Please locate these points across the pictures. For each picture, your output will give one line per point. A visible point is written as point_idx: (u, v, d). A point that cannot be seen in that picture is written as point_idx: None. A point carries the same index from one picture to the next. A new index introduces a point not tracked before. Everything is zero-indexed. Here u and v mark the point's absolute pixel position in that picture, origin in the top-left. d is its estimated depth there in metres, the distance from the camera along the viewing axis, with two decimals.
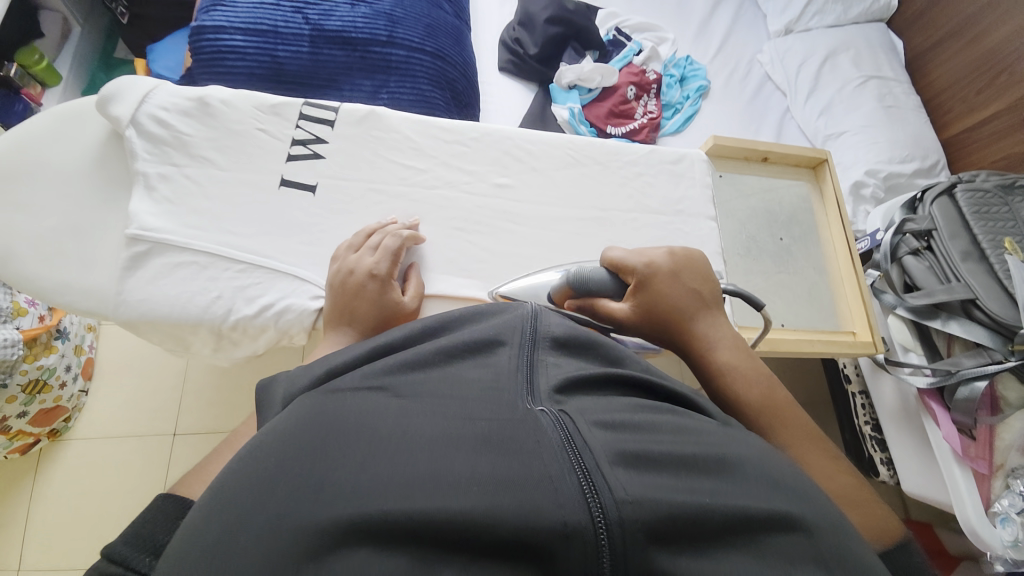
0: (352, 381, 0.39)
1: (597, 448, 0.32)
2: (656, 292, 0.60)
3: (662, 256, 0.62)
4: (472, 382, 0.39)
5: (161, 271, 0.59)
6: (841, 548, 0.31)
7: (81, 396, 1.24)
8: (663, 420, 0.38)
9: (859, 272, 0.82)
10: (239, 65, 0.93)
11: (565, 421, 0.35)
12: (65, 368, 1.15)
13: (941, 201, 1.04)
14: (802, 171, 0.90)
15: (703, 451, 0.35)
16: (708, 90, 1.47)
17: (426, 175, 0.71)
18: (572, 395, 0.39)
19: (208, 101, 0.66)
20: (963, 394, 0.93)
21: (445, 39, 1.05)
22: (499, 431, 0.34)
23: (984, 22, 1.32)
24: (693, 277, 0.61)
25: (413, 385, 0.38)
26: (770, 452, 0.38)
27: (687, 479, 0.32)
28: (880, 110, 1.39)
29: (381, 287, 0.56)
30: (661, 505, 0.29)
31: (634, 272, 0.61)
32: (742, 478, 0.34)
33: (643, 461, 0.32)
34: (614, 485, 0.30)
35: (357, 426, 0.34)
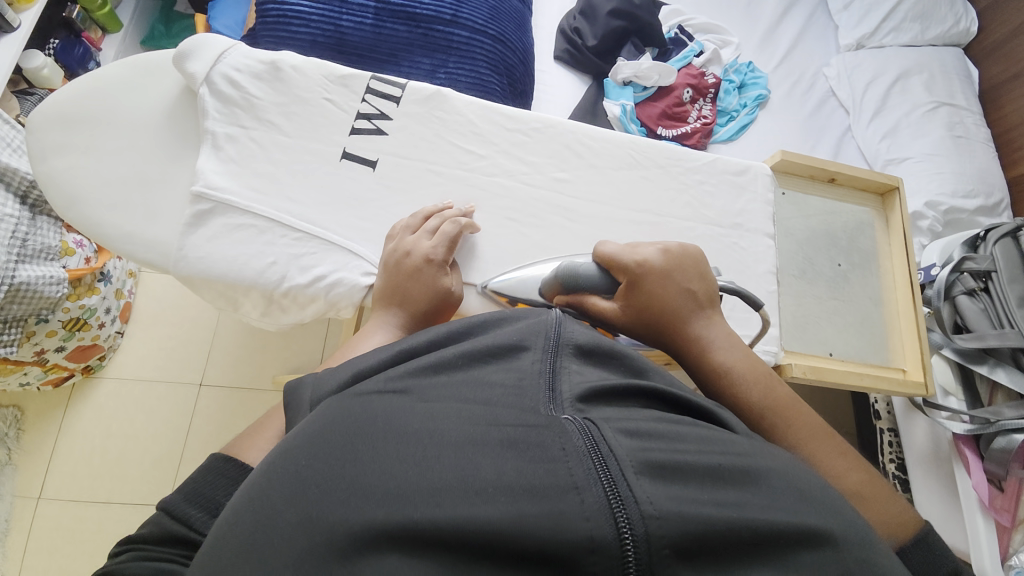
0: (372, 385, 0.38)
1: (623, 456, 0.30)
2: (648, 292, 0.58)
3: (654, 255, 0.59)
4: (494, 386, 0.37)
5: (220, 231, 0.60)
6: (866, 558, 0.30)
7: (117, 337, 1.29)
8: (690, 431, 0.35)
9: (918, 308, 0.79)
10: (302, 31, 0.93)
11: (591, 427, 0.33)
12: (105, 310, 1.19)
13: (1005, 242, 0.99)
14: (868, 197, 0.86)
15: (732, 463, 0.33)
16: (767, 100, 1.42)
17: (484, 162, 0.70)
18: (597, 403, 0.37)
19: (279, 66, 0.66)
20: (999, 444, 0.90)
21: (508, 23, 1.03)
22: (520, 430, 0.32)
23: None
24: (687, 277, 0.59)
25: (435, 389, 0.37)
26: (800, 465, 0.36)
27: (716, 492, 0.31)
28: (948, 139, 1.33)
29: (438, 272, 0.56)
30: (690, 521, 0.28)
31: (624, 270, 0.59)
32: (772, 491, 0.32)
33: (671, 474, 0.31)
34: (640, 496, 0.28)
35: (380, 421, 0.33)
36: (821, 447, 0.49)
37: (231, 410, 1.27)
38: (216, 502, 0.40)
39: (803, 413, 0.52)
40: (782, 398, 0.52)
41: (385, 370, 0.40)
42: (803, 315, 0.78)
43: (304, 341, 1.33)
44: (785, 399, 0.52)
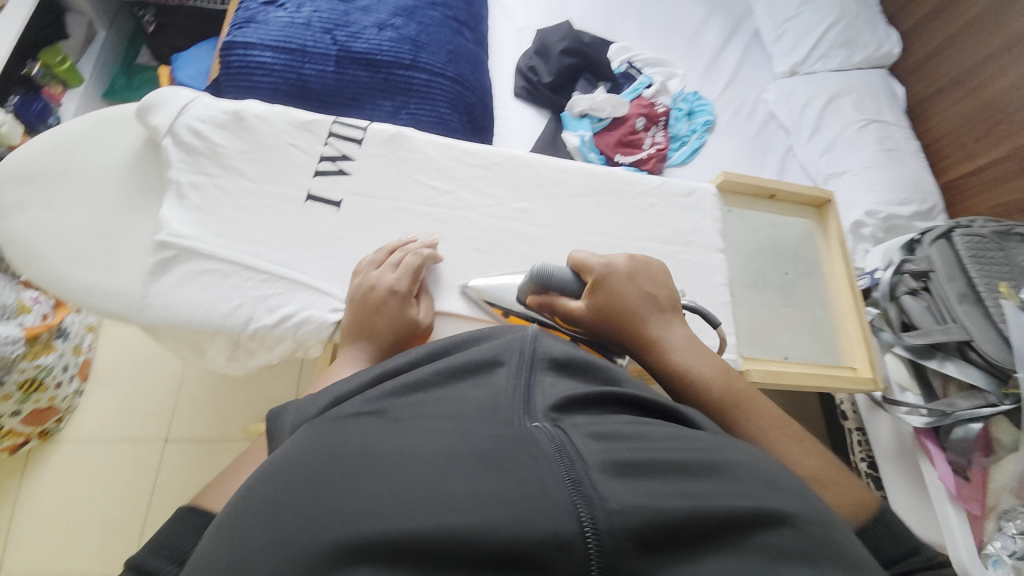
0: (350, 409, 0.38)
1: (589, 459, 0.32)
2: (615, 291, 0.61)
3: (620, 259, 0.63)
4: (469, 401, 0.38)
5: (185, 277, 0.60)
6: (826, 538, 0.32)
7: (75, 396, 1.24)
8: (657, 430, 0.37)
9: (860, 309, 0.84)
10: (265, 80, 0.96)
11: (560, 435, 0.34)
12: (62, 368, 1.15)
13: (939, 244, 1.05)
14: (808, 210, 0.93)
15: (696, 457, 0.35)
16: (715, 125, 1.52)
17: (447, 196, 0.73)
18: (569, 411, 0.38)
19: (242, 115, 0.68)
20: (958, 434, 0.95)
21: (465, 65, 1.09)
22: (491, 444, 0.34)
23: (987, 71, 1.36)
24: (649, 278, 0.63)
25: (410, 409, 0.38)
26: (762, 455, 0.38)
27: (678, 484, 0.33)
28: (881, 153, 1.44)
29: (402, 304, 0.58)
30: (652, 514, 0.30)
31: (592, 272, 0.62)
32: (731, 480, 0.34)
33: (636, 472, 0.32)
34: (604, 493, 0.30)
35: (357, 445, 0.34)
36: (781, 438, 0.52)
37: (202, 462, 1.23)
38: (183, 551, 0.40)
39: (765, 406, 0.55)
40: (744, 392, 0.55)
41: (362, 393, 0.41)
42: (759, 323, 0.82)
43: (278, 384, 1.31)
44: (746, 393, 0.55)
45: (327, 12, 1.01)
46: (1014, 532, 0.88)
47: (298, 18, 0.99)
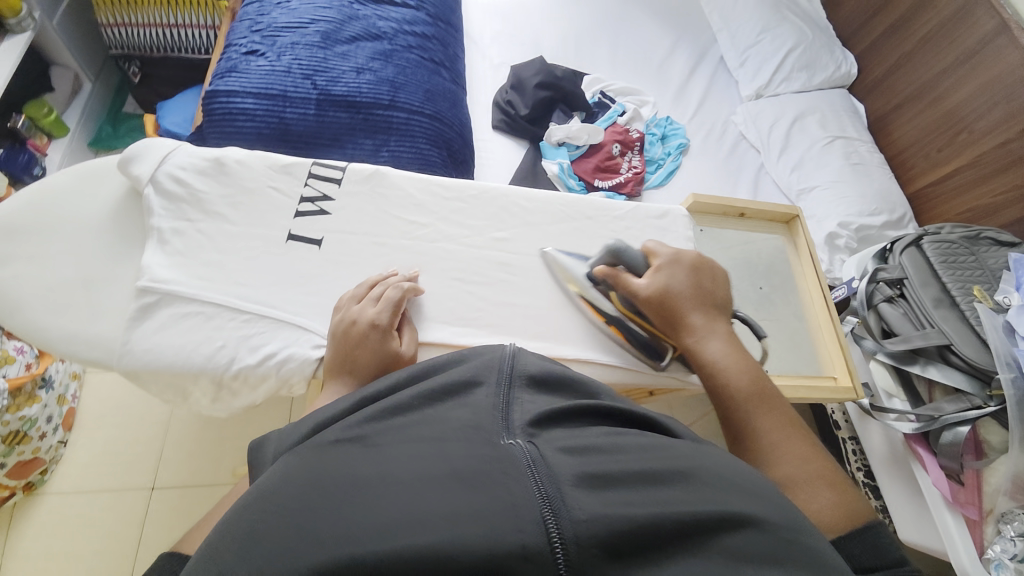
0: (331, 436, 0.38)
1: (559, 472, 0.33)
2: (676, 278, 0.69)
3: (689, 254, 0.71)
4: (449, 420, 0.39)
5: (167, 321, 0.61)
6: (789, 538, 0.33)
7: (60, 447, 1.21)
8: (631, 440, 0.38)
9: (834, 319, 0.87)
10: (248, 125, 0.99)
11: (533, 450, 0.35)
12: (47, 418, 1.13)
13: (910, 251, 1.07)
14: (777, 226, 0.97)
15: (667, 465, 0.36)
16: (688, 147, 1.58)
17: (426, 230, 0.75)
18: (547, 427, 0.39)
19: (224, 161, 0.70)
20: (947, 438, 0.93)
21: (443, 103, 1.13)
22: (467, 462, 0.34)
23: (943, 85, 1.41)
24: (708, 276, 0.71)
25: (387, 433, 0.38)
26: (732, 461, 0.40)
27: (648, 492, 0.34)
28: (847, 167, 1.49)
29: (383, 337, 0.59)
30: (619, 522, 0.31)
31: (660, 257, 0.71)
32: (701, 487, 0.35)
33: (607, 483, 0.33)
34: (572, 504, 0.31)
35: (336, 471, 0.34)
36: (793, 437, 0.56)
37: (188, 510, 1.19)
38: None
39: (784, 409, 0.59)
40: (769, 391, 0.61)
41: (342, 419, 0.41)
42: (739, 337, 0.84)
43: (266, 424, 1.29)
44: (772, 392, 0.60)
45: (307, 59, 1.05)
46: (1014, 535, 0.89)
47: (278, 66, 1.03)
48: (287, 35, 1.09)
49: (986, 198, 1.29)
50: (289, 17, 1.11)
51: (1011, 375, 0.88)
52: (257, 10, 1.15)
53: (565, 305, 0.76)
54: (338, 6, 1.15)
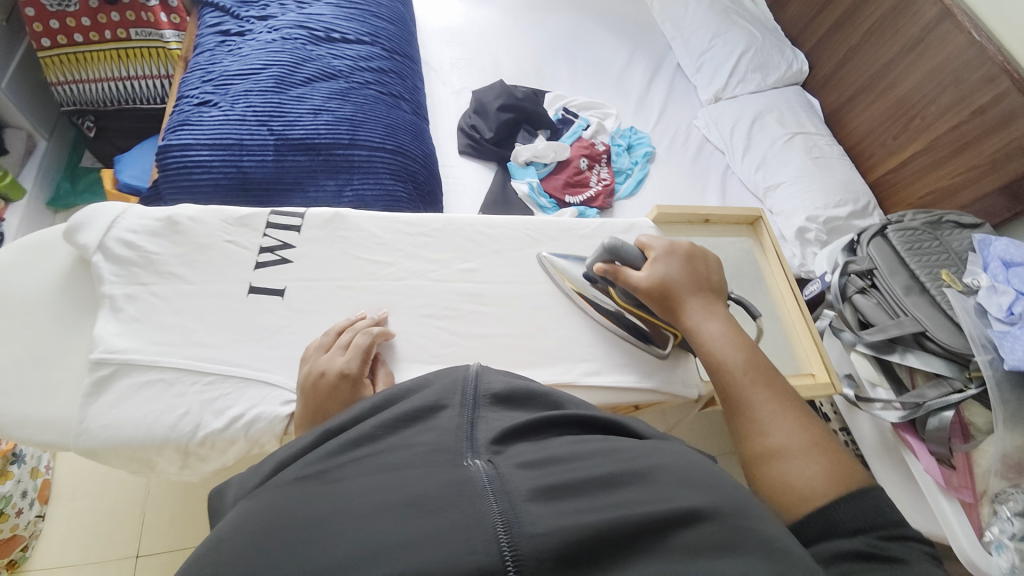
0: (293, 473, 0.38)
1: (513, 488, 0.34)
2: (673, 268, 0.68)
3: (681, 245, 0.71)
4: (413, 444, 0.40)
5: (125, 392, 0.58)
6: (739, 525, 0.34)
7: (38, 522, 1.15)
8: (590, 447, 0.40)
9: (807, 316, 0.88)
10: (205, 177, 0.98)
11: (491, 470, 0.36)
12: (22, 494, 1.08)
13: (876, 242, 1.10)
14: (742, 228, 1.00)
15: (623, 468, 0.37)
16: (655, 155, 1.61)
17: (392, 268, 0.74)
18: (510, 443, 0.41)
19: (176, 219, 0.68)
20: (933, 424, 0.93)
21: (404, 136, 1.13)
22: (424, 489, 0.35)
23: (892, 76, 1.45)
24: (702, 263, 0.71)
25: (350, 468, 0.38)
26: (688, 456, 0.41)
27: (603, 496, 0.35)
28: (809, 162, 1.50)
29: (354, 387, 0.56)
30: (572, 532, 0.32)
31: (654, 249, 0.71)
32: (656, 484, 0.36)
33: (563, 492, 0.35)
34: (525, 517, 0.32)
35: (304, 508, 0.35)
36: (787, 407, 0.57)
37: None
38: None
39: (780, 383, 0.60)
40: (765, 365, 0.61)
41: (306, 454, 0.41)
42: None
43: None
44: (768, 366, 0.61)
45: (262, 105, 1.05)
46: (1010, 514, 0.89)
47: (233, 114, 1.02)
48: (240, 82, 1.08)
49: (946, 180, 1.32)
50: (241, 64, 1.11)
51: (988, 356, 0.88)
52: (209, 59, 1.14)
53: (539, 330, 0.75)
54: (290, 49, 1.15)
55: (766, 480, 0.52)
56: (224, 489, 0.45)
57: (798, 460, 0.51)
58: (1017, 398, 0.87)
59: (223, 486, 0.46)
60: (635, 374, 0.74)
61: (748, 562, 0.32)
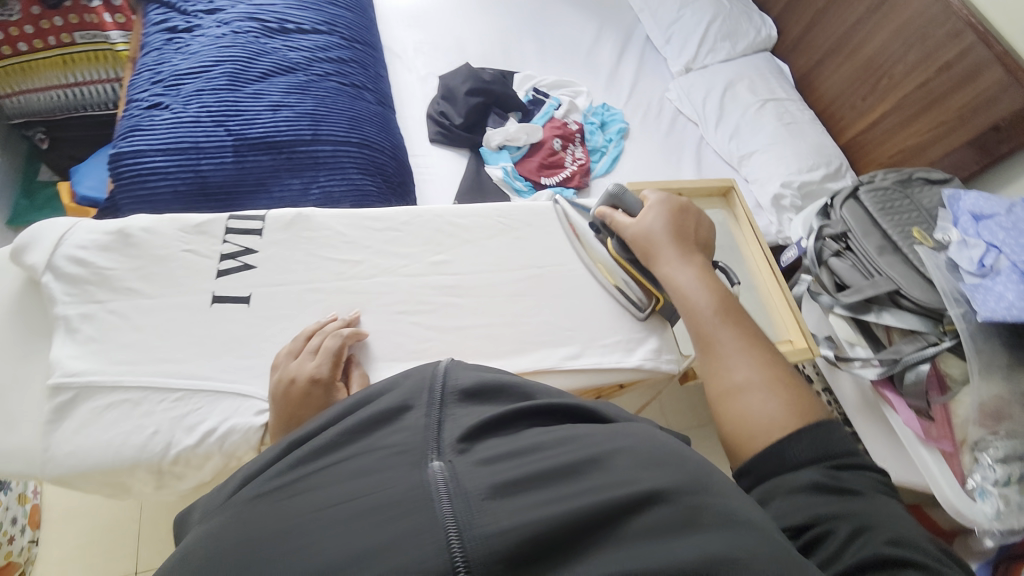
0: (253, 491, 0.38)
1: (470, 488, 0.35)
2: (667, 215, 0.70)
3: (674, 196, 0.73)
4: (377, 450, 0.39)
5: (90, 416, 0.57)
6: (696, 504, 0.35)
7: (31, 548, 1.09)
8: (555, 435, 0.40)
9: (783, 284, 0.89)
10: (162, 184, 0.94)
11: (450, 471, 0.36)
12: (10, 520, 1.03)
13: (849, 204, 1.10)
14: (715, 200, 1.00)
15: (586, 455, 0.37)
16: (628, 130, 1.59)
17: (362, 266, 0.72)
18: (479, 439, 0.41)
19: (128, 232, 0.66)
20: (910, 378, 0.95)
21: (369, 127, 1.10)
22: (381, 501, 0.35)
23: (858, 36, 1.45)
24: (693, 216, 0.72)
25: (313, 481, 0.38)
26: (654, 435, 0.41)
27: (562, 488, 0.35)
28: (781, 128, 1.49)
29: (327, 392, 0.56)
30: (525, 531, 0.32)
31: (652, 197, 0.73)
32: (618, 469, 0.36)
33: (520, 488, 0.35)
34: (477, 522, 0.33)
35: (269, 525, 0.35)
36: (754, 351, 0.57)
37: None
38: None
39: (751, 329, 0.60)
40: (739, 312, 0.61)
41: (271, 467, 0.40)
42: None
43: None
44: (742, 313, 0.61)
45: (216, 104, 1.00)
46: (991, 461, 0.91)
47: (185, 116, 0.98)
48: (191, 81, 1.03)
49: (914, 138, 1.32)
50: (191, 62, 1.06)
51: (961, 310, 0.90)
52: (156, 59, 1.09)
53: (517, 318, 0.74)
54: (242, 43, 1.10)
55: (727, 415, 0.53)
56: (194, 510, 0.44)
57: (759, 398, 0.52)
58: (989, 349, 0.89)
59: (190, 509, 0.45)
60: (615, 354, 0.74)
61: (702, 540, 0.33)
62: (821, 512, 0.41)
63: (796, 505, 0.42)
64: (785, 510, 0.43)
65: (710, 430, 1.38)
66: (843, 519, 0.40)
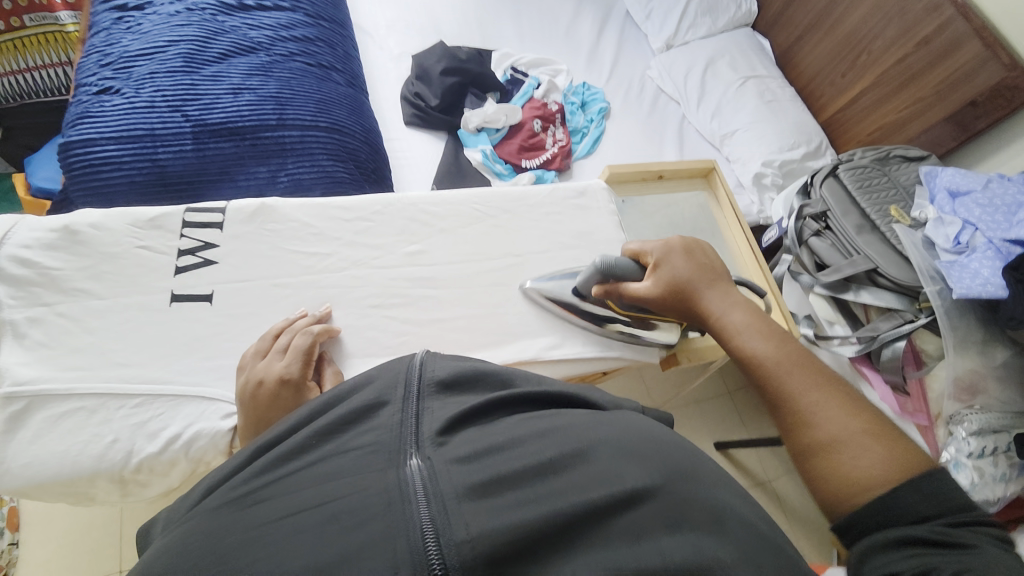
0: (216, 501, 0.36)
1: (447, 488, 0.34)
2: (679, 269, 0.65)
3: (674, 240, 0.68)
4: (348, 451, 0.38)
5: (43, 427, 0.53)
6: (679, 498, 0.34)
7: (12, 550, 1.03)
8: (536, 429, 0.39)
9: (765, 267, 0.88)
10: (116, 175, 0.89)
11: (425, 471, 0.35)
12: None
13: (829, 183, 1.10)
14: (696, 181, 0.99)
15: (566, 450, 0.36)
16: (610, 110, 1.56)
17: (331, 258, 0.69)
18: (456, 431, 0.40)
19: (74, 229, 0.62)
20: (886, 355, 0.96)
21: (340, 110, 1.05)
22: (352, 503, 0.33)
23: (837, 12, 1.43)
24: (706, 257, 0.67)
25: (283, 485, 0.36)
26: (638, 426, 0.40)
27: (542, 486, 0.34)
28: (762, 106, 1.47)
29: (297, 392, 0.54)
30: (504, 533, 0.31)
31: (653, 254, 0.67)
32: (599, 463, 0.35)
33: (498, 486, 0.34)
34: (455, 525, 0.31)
35: (232, 537, 0.32)
36: (828, 392, 0.50)
37: None
38: None
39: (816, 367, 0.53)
40: (796, 352, 0.55)
41: (237, 474, 0.38)
42: None
43: None
44: (799, 353, 0.55)
45: (171, 87, 0.94)
46: (965, 435, 0.92)
47: (139, 101, 0.92)
48: (144, 63, 0.97)
49: (893, 114, 1.32)
50: (143, 42, 0.99)
51: (937, 287, 0.91)
52: (106, 40, 1.02)
53: (496, 308, 0.73)
54: (198, 21, 1.04)
55: (811, 473, 0.47)
56: (156, 525, 0.42)
57: (851, 450, 0.45)
58: (965, 324, 0.90)
59: (150, 521, 0.43)
60: (597, 343, 0.73)
61: (689, 539, 0.32)
62: (924, 559, 0.36)
63: (897, 556, 0.37)
64: (885, 561, 0.38)
65: (692, 409, 1.40)
66: (948, 564, 0.35)
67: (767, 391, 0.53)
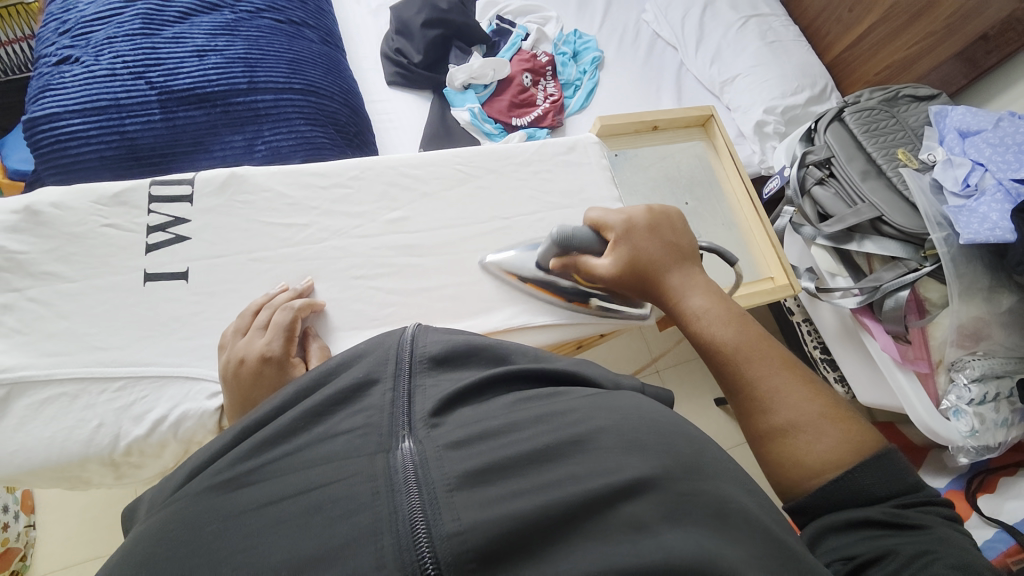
0: (202, 483, 0.34)
1: (437, 475, 0.32)
2: (638, 246, 0.59)
3: (638, 214, 0.61)
4: (337, 435, 0.36)
5: (26, 414, 0.55)
6: (681, 490, 0.32)
7: (29, 531, 1.04)
8: (530, 415, 0.37)
9: (765, 221, 0.85)
10: (84, 151, 0.84)
11: (415, 456, 0.34)
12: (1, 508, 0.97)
13: (834, 127, 1.05)
14: (693, 131, 0.94)
15: (563, 436, 0.35)
16: (603, 60, 1.47)
17: (309, 229, 0.68)
18: (449, 412, 0.38)
19: (36, 209, 0.62)
20: (889, 305, 0.92)
21: (314, 70, 0.99)
22: (339, 492, 0.32)
23: None
24: (670, 233, 0.60)
25: (270, 469, 0.34)
26: (642, 411, 0.38)
27: (536, 476, 0.33)
28: (764, 47, 1.38)
29: (280, 369, 0.53)
30: (496, 526, 0.29)
31: (614, 229, 0.61)
32: (598, 450, 0.34)
33: (490, 475, 0.33)
34: (445, 516, 0.30)
35: (212, 525, 0.31)
36: (785, 377, 0.47)
37: None
38: None
39: (776, 349, 0.51)
40: (758, 334, 0.51)
41: (228, 452, 0.36)
42: None
43: None
44: (761, 334, 0.51)
45: (131, 52, 0.88)
46: (967, 381, 0.92)
47: (99, 69, 0.86)
48: (102, 27, 0.90)
49: (902, 51, 1.23)
50: (99, 4, 0.92)
51: (944, 234, 0.87)
52: (62, 5, 0.95)
53: (481, 274, 0.71)
54: None
55: (767, 458, 0.46)
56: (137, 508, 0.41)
57: (808, 434, 0.44)
58: (971, 271, 0.88)
59: (138, 498, 0.42)
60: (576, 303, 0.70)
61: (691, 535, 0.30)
62: (883, 540, 0.38)
63: (856, 539, 0.39)
64: (844, 543, 0.39)
65: (692, 367, 1.40)
66: (905, 544, 0.37)
67: (725, 378, 0.50)
